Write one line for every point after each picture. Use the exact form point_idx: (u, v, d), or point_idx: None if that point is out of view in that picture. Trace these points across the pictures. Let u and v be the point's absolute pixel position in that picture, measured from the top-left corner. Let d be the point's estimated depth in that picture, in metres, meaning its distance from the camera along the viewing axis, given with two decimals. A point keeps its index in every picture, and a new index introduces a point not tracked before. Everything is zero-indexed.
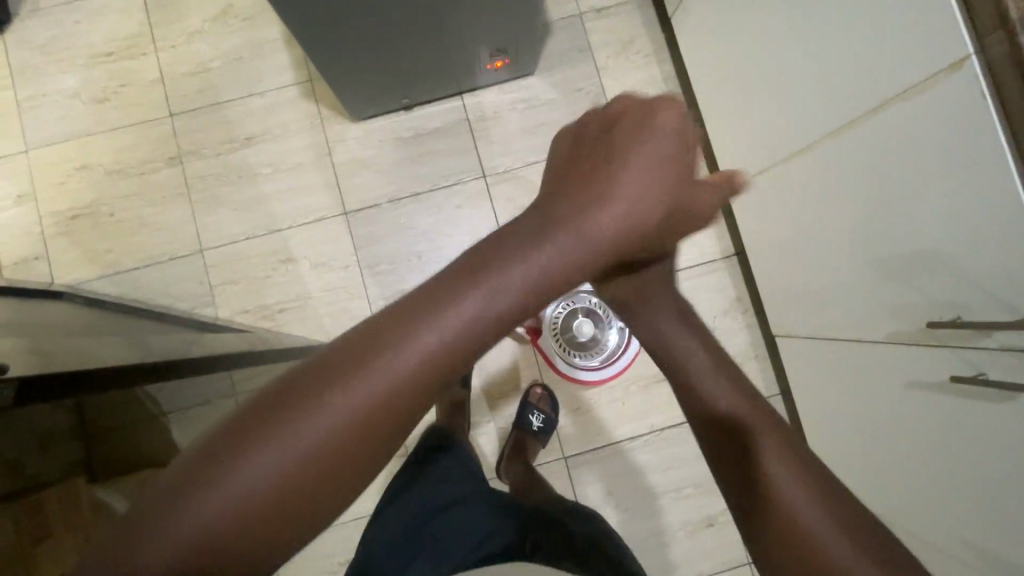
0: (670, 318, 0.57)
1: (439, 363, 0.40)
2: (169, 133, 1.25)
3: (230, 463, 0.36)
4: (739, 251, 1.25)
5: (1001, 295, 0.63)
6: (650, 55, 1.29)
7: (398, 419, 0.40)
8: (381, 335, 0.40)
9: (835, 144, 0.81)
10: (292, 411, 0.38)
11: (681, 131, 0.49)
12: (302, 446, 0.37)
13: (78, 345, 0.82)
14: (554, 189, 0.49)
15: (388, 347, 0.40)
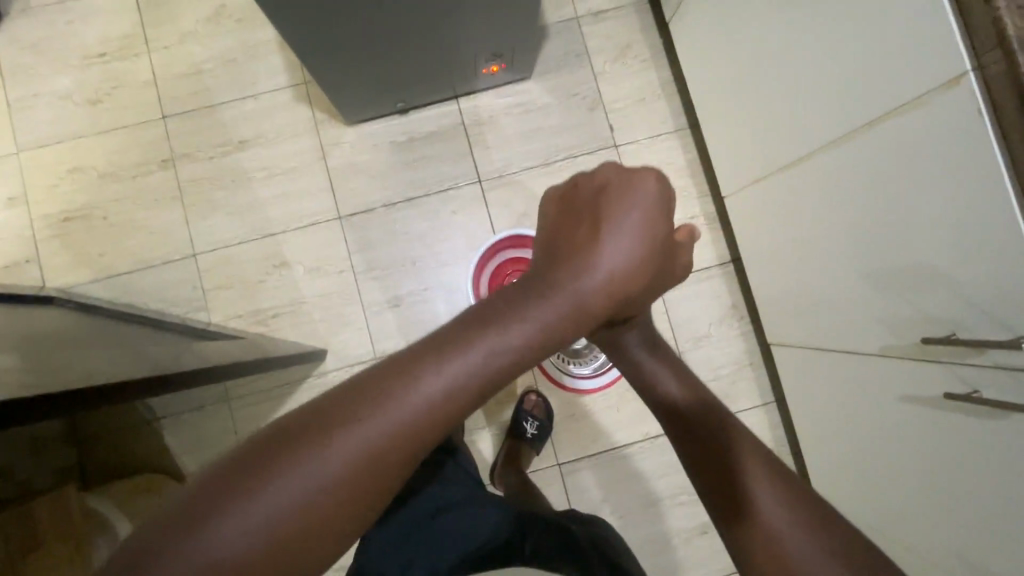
0: (646, 352, 0.59)
1: (425, 414, 0.40)
2: (162, 136, 1.24)
3: (214, 516, 0.36)
4: (735, 258, 1.24)
5: (997, 313, 0.63)
6: (648, 60, 1.28)
7: (387, 470, 0.40)
8: (369, 391, 0.40)
9: (832, 156, 0.81)
10: (281, 462, 0.38)
11: (669, 197, 0.49)
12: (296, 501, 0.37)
13: (67, 356, 0.81)
14: (546, 245, 0.50)
15: (374, 403, 0.40)
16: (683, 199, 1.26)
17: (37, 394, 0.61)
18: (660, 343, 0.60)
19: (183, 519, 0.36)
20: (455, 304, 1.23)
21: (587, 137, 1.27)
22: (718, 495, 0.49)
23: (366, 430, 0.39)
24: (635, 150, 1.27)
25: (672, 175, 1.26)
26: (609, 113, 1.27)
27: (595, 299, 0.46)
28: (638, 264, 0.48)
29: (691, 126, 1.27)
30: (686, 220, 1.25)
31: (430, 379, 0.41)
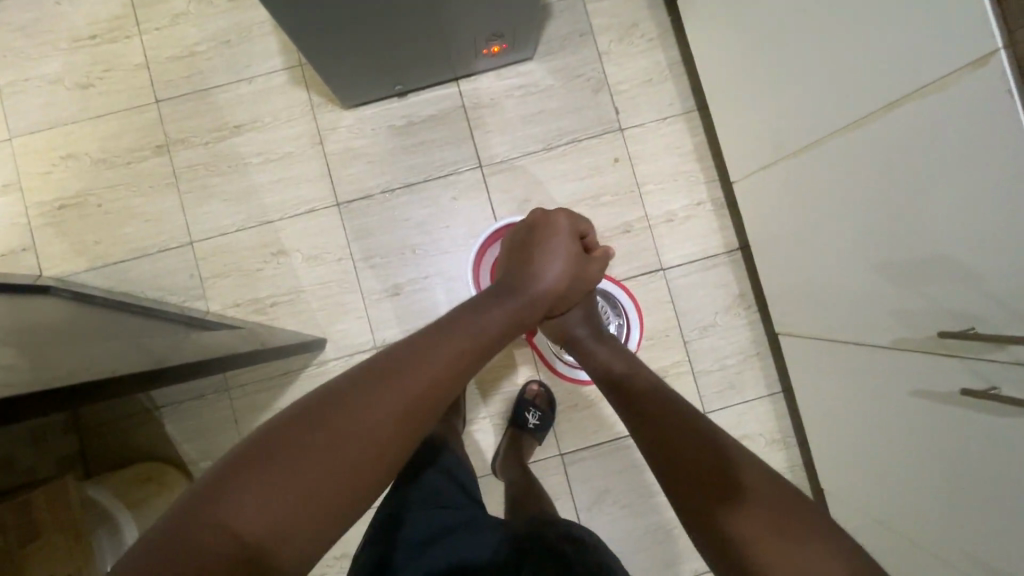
0: (592, 338, 0.78)
1: (441, 377, 0.49)
2: (156, 121, 1.21)
3: (279, 454, 0.41)
4: (743, 245, 1.21)
5: (1017, 308, 0.60)
6: (655, 39, 1.23)
7: (410, 427, 0.46)
8: (396, 362, 0.48)
9: (845, 141, 0.77)
10: (320, 419, 0.43)
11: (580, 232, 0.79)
12: (336, 452, 0.42)
13: (60, 348, 0.79)
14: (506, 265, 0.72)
15: (400, 369, 0.47)
16: (690, 184, 1.22)
17: (27, 391, 0.59)
18: (603, 333, 0.79)
19: (254, 459, 0.41)
20: (455, 292, 1.21)
21: (592, 120, 1.23)
22: (686, 472, 0.53)
23: (395, 388, 0.46)
24: (641, 133, 1.23)
25: (678, 160, 1.22)
26: (614, 96, 1.23)
27: (546, 293, 0.68)
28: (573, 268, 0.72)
29: (700, 109, 1.23)
30: (693, 206, 1.22)
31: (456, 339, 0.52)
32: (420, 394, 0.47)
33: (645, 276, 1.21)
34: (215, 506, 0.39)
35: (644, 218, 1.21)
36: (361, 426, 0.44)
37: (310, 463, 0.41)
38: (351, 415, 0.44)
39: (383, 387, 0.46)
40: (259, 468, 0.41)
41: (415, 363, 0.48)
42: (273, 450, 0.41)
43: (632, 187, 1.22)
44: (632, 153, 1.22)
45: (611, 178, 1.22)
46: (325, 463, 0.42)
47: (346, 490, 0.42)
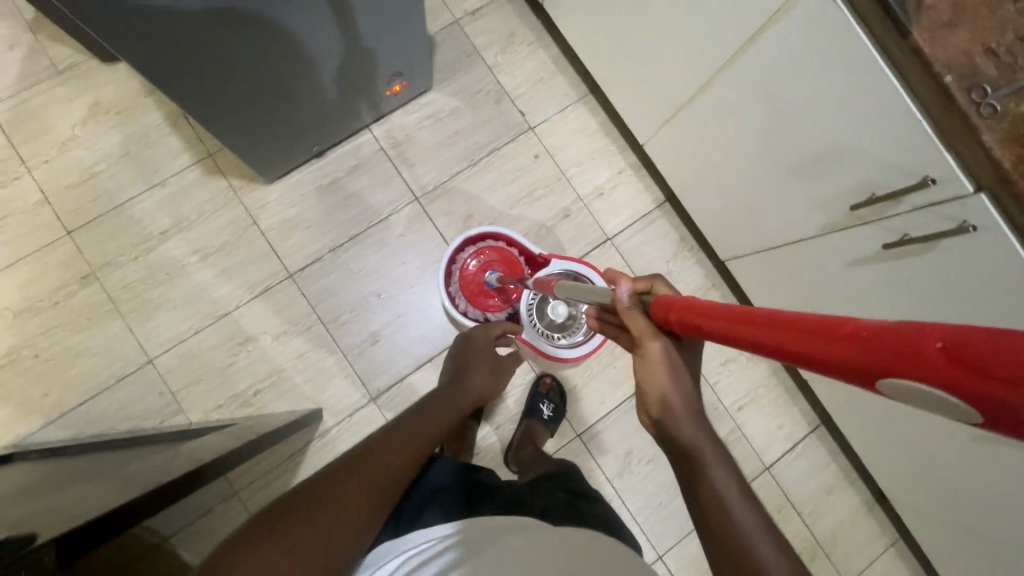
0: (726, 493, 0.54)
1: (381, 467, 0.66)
2: (73, 252, 1.16)
3: (292, 515, 0.54)
4: (668, 197, 1.34)
5: (899, 165, 0.72)
6: (533, 42, 1.35)
7: (370, 499, 0.61)
8: (353, 464, 0.64)
9: (724, 80, 0.91)
10: (313, 497, 0.57)
11: (679, 317, 0.53)
12: (326, 510, 0.56)
13: (48, 496, 0.73)
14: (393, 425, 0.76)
15: (364, 463, 0.64)
16: (606, 158, 1.33)
17: (76, 526, 0.59)
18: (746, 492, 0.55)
19: (279, 516, 0.54)
20: (431, 321, 1.24)
21: (503, 127, 1.32)
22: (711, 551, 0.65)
23: (357, 472, 0.63)
24: (550, 126, 1.33)
25: (590, 140, 1.34)
26: (515, 101, 1.33)
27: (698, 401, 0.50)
28: (651, 351, 0.59)
29: (592, 91, 1.35)
30: (616, 176, 1.33)
31: (363, 470, 0.63)
32: (375, 478, 0.64)
33: (597, 250, 1.30)
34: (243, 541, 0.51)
35: (577, 200, 1.31)
36: (354, 489, 0.60)
37: (315, 519, 0.55)
38: (355, 477, 0.62)
39: (350, 473, 0.62)
40: (275, 522, 0.53)
41: (365, 460, 0.65)
42: (286, 513, 0.54)
43: (559, 175, 1.31)
44: (548, 146, 1.32)
45: (537, 173, 1.31)
46: (331, 516, 0.56)
47: (329, 537, 0.54)
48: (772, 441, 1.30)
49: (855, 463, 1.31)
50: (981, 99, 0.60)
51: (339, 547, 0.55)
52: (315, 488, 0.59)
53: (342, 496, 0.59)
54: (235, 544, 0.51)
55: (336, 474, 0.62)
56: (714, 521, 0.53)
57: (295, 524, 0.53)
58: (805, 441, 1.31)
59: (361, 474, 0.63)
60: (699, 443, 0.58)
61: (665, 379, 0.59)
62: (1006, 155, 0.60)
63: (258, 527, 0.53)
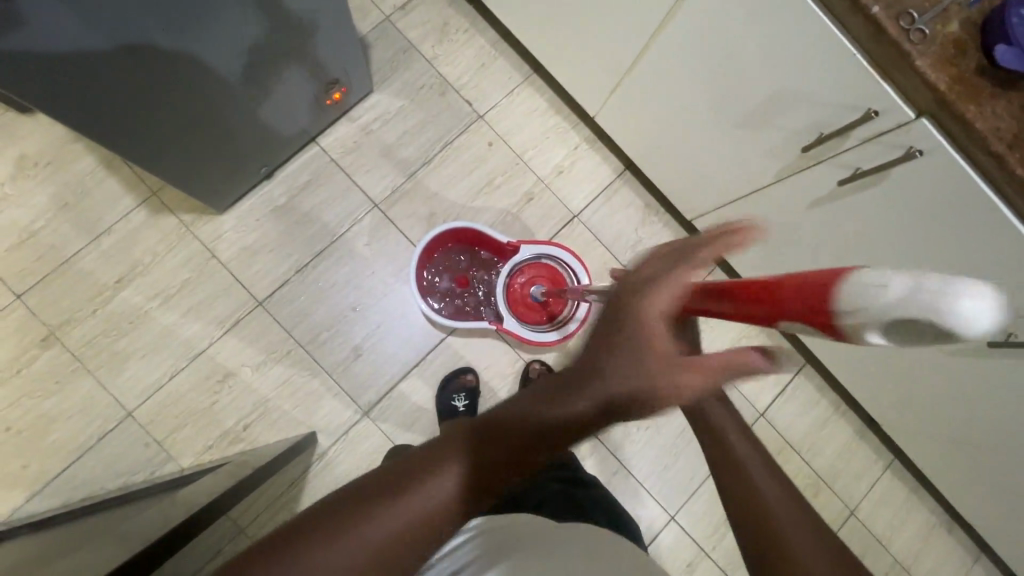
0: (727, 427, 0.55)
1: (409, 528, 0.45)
2: (27, 315, 1.11)
3: (302, 554, 0.43)
4: (627, 164, 1.34)
5: (843, 102, 0.73)
6: (468, 28, 1.32)
7: (400, 554, 0.45)
8: (384, 497, 0.46)
9: (662, 41, 0.90)
10: (331, 537, 0.44)
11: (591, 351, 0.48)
12: (338, 562, 0.43)
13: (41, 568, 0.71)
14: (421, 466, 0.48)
15: (393, 502, 0.46)
16: (560, 136, 1.32)
17: None
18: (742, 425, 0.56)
19: (284, 555, 0.43)
20: (412, 325, 1.23)
21: (452, 120, 1.29)
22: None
23: (386, 518, 0.45)
24: (498, 112, 1.31)
25: (541, 119, 1.32)
26: (460, 91, 1.30)
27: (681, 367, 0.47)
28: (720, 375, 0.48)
29: (535, 70, 1.34)
30: (572, 152, 1.32)
31: (398, 509, 0.46)
32: (403, 533, 0.45)
33: (565, 229, 1.30)
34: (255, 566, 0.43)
35: (538, 181, 1.30)
36: (381, 532, 0.45)
37: (324, 575, 0.43)
38: (399, 505, 0.46)
39: (380, 509, 0.45)
40: (282, 561, 0.43)
41: (397, 502, 0.45)
42: (300, 544, 0.43)
43: (515, 159, 1.30)
44: (500, 132, 1.30)
45: (494, 161, 1.29)
46: (344, 566, 0.43)
47: None
48: (763, 387, 1.33)
49: (843, 394, 1.35)
50: (910, 26, 0.61)
51: None
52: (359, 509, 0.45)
53: (374, 537, 0.44)
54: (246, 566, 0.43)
55: (375, 488, 0.46)
56: (768, 540, 0.49)
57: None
58: (793, 381, 1.34)
59: (397, 512, 0.45)
60: (747, 456, 0.54)
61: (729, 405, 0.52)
62: (940, 77, 0.61)
63: (269, 553, 0.43)
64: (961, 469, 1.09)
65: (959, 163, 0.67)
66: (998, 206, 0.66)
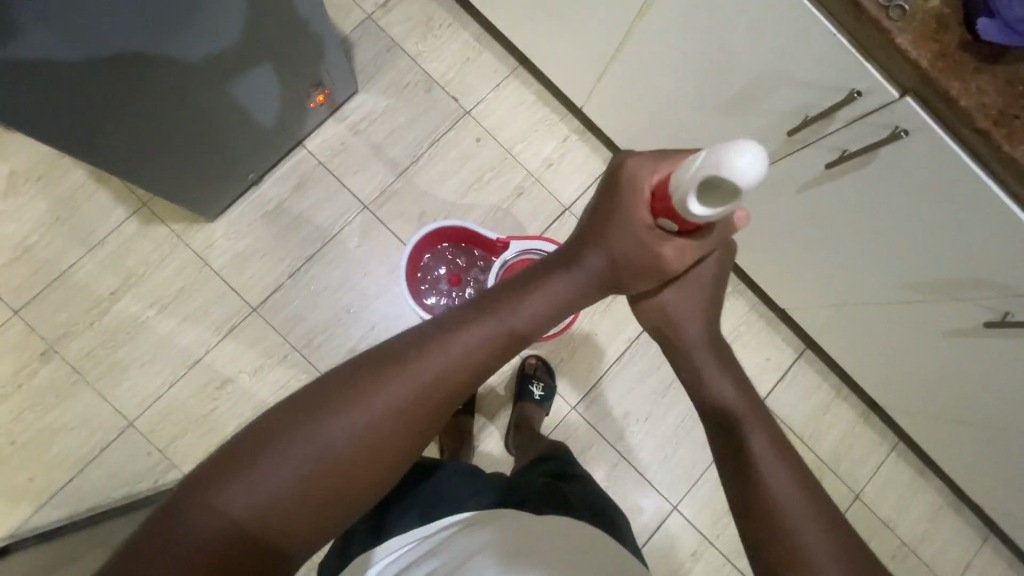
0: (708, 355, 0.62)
1: (398, 410, 0.50)
2: (25, 330, 1.12)
3: (293, 434, 0.47)
4: (617, 154, 1.32)
5: (826, 83, 0.71)
6: (452, 23, 1.31)
7: (389, 435, 0.50)
8: (376, 376, 0.51)
9: (643, 28, 0.88)
10: (324, 413, 0.48)
11: (584, 237, 0.61)
12: (328, 440, 0.48)
13: None
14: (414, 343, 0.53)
15: (387, 382, 0.50)
16: (549, 128, 1.31)
17: None
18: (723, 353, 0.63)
19: (274, 437, 0.47)
20: (406, 324, 1.23)
21: (439, 117, 1.28)
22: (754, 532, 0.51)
23: (382, 397, 0.50)
24: (485, 107, 1.30)
25: (529, 112, 1.31)
26: (446, 87, 1.29)
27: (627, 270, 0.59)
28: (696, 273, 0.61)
29: (521, 62, 1.32)
30: (562, 144, 1.31)
31: (391, 389, 0.50)
32: (397, 413, 0.50)
33: (557, 222, 1.29)
34: (242, 456, 0.46)
35: (528, 175, 1.29)
36: (373, 410, 0.50)
37: (315, 452, 0.47)
38: (393, 382, 0.51)
39: (376, 390, 0.50)
40: (272, 443, 0.47)
41: (391, 379, 0.51)
42: (293, 423, 0.48)
43: (504, 154, 1.29)
44: (488, 127, 1.29)
45: (483, 157, 1.28)
46: (333, 446, 0.48)
47: (335, 480, 0.48)
48: (763, 374, 1.31)
49: (845, 378, 1.34)
50: (889, 2, 0.59)
51: (337, 500, 0.49)
52: (340, 389, 0.50)
53: (364, 415, 0.49)
54: (231, 458, 0.46)
55: (372, 364, 0.52)
56: (741, 479, 0.53)
57: (286, 460, 0.46)
58: (793, 366, 1.33)
59: (391, 391, 0.50)
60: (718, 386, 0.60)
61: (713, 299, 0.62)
62: (922, 54, 0.59)
63: (259, 436, 0.47)
64: (966, 450, 1.08)
65: (946, 140, 0.65)
66: (988, 184, 0.65)
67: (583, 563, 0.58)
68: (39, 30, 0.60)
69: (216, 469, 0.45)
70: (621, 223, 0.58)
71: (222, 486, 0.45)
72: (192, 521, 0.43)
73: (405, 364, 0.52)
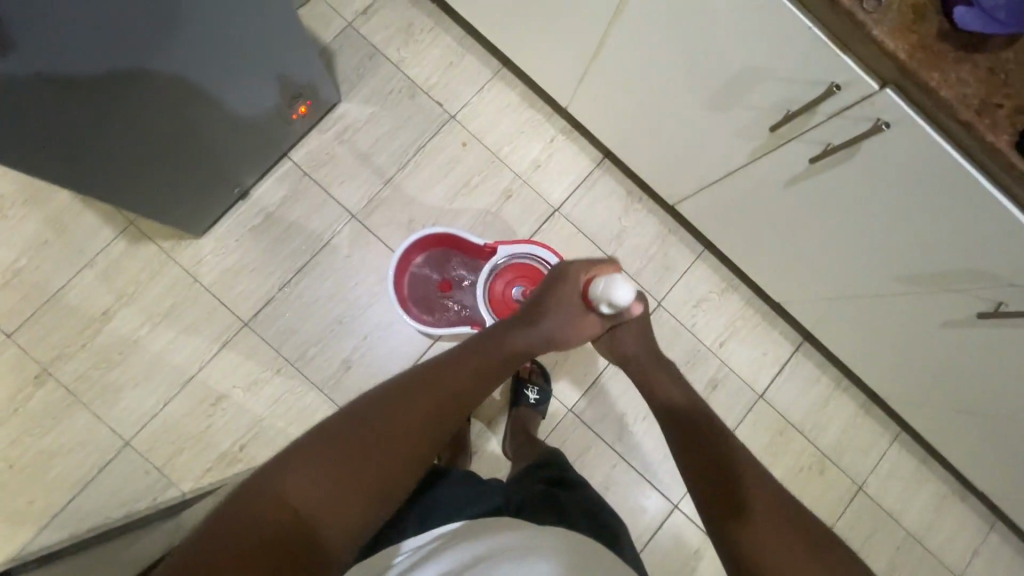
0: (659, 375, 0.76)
1: (430, 414, 0.59)
2: (19, 354, 1.12)
3: (344, 435, 0.54)
4: (605, 152, 1.31)
5: (806, 77, 0.70)
6: (433, 27, 1.29)
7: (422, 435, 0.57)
8: (411, 388, 0.60)
9: (621, 27, 0.87)
10: (370, 417, 0.56)
11: (537, 307, 0.78)
12: (373, 438, 0.55)
13: None
14: (440, 367, 0.64)
15: (421, 391, 0.60)
16: (535, 129, 1.30)
17: None
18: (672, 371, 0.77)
19: (329, 437, 0.54)
20: (399, 333, 1.22)
21: (423, 122, 1.27)
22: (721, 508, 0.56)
23: (417, 401, 0.59)
24: (470, 110, 1.29)
25: (514, 114, 1.30)
26: (429, 93, 1.28)
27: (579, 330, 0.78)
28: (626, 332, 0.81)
29: (504, 64, 1.31)
30: (549, 145, 1.30)
31: (425, 396, 0.59)
32: (428, 416, 0.58)
33: (548, 224, 1.28)
34: (298, 456, 0.52)
35: (516, 177, 1.28)
36: (409, 414, 0.57)
37: (362, 449, 0.53)
38: (423, 394, 0.60)
39: (411, 397, 0.59)
40: (326, 444, 0.53)
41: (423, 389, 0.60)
42: (345, 426, 0.55)
43: (491, 157, 1.28)
44: (473, 131, 1.28)
45: (469, 161, 1.27)
46: (376, 446, 0.54)
47: (378, 477, 0.53)
48: (761, 368, 1.30)
49: (844, 369, 1.33)
50: None
51: (376, 498, 0.53)
52: (368, 410, 0.57)
53: (402, 420, 0.57)
54: (290, 457, 0.52)
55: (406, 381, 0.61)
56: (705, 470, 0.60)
57: (338, 456, 0.52)
58: (792, 359, 1.32)
59: (424, 398, 0.59)
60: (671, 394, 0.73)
61: (645, 350, 0.80)
62: (899, 46, 0.58)
63: (314, 439, 0.53)
64: (969, 440, 1.07)
65: (929, 132, 0.64)
66: (975, 175, 0.64)
67: (588, 552, 0.56)
68: (16, 63, 0.60)
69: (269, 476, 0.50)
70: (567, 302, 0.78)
71: (269, 493, 0.49)
72: (245, 521, 0.47)
73: (433, 379, 0.62)
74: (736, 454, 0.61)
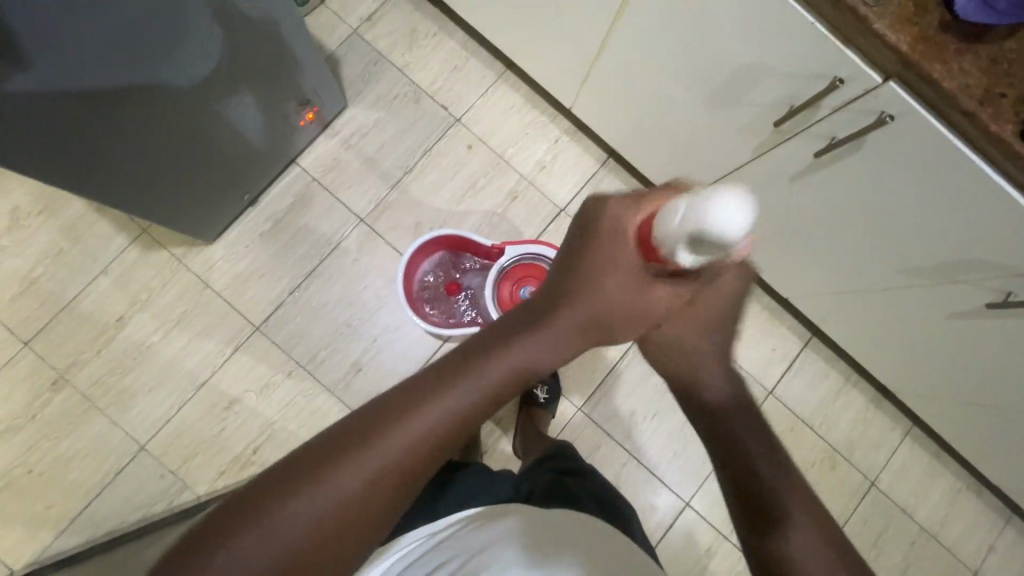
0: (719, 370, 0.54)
1: (409, 451, 0.46)
2: (35, 361, 1.14)
3: (301, 484, 0.44)
4: (609, 152, 1.32)
5: (810, 71, 0.71)
6: (437, 32, 1.31)
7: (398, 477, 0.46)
8: (381, 420, 0.47)
9: (623, 27, 0.88)
10: (332, 460, 0.45)
11: (561, 285, 0.52)
12: (337, 488, 0.44)
13: None
14: (418, 389, 0.48)
15: (394, 424, 0.46)
16: (539, 130, 1.31)
17: None
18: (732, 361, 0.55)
19: (282, 488, 0.44)
20: (408, 335, 1.23)
21: (429, 126, 1.29)
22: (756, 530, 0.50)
23: (389, 440, 0.46)
24: (475, 113, 1.30)
25: (518, 115, 1.31)
26: (434, 97, 1.30)
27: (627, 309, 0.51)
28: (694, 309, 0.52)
29: (508, 66, 1.32)
30: (553, 146, 1.31)
31: (399, 431, 0.46)
32: (406, 454, 0.46)
33: (554, 224, 1.29)
34: (246, 510, 0.43)
35: (521, 178, 1.29)
36: (380, 453, 0.46)
37: (322, 502, 0.44)
38: (397, 424, 0.46)
39: (380, 434, 0.46)
40: (279, 496, 0.43)
41: (396, 423, 0.46)
42: (302, 470, 0.44)
43: (496, 159, 1.29)
44: (478, 133, 1.30)
45: (475, 163, 1.29)
46: (341, 496, 0.44)
47: (345, 528, 0.45)
48: (770, 365, 1.30)
49: (854, 364, 1.32)
50: None
51: (344, 548, 0.45)
52: (325, 451, 0.45)
53: (371, 461, 0.45)
54: (235, 510, 0.43)
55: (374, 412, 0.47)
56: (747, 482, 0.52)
57: (294, 512, 0.43)
58: (801, 355, 1.31)
59: (396, 434, 0.46)
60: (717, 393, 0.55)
61: (719, 338, 0.53)
62: (901, 38, 0.58)
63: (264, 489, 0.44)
64: (981, 433, 1.06)
65: (934, 124, 0.64)
66: (980, 165, 0.64)
67: (602, 542, 0.56)
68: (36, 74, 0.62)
69: (222, 520, 0.43)
70: (607, 276, 0.51)
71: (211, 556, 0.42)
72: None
73: (409, 410, 0.47)
74: (789, 480, 0.52)
